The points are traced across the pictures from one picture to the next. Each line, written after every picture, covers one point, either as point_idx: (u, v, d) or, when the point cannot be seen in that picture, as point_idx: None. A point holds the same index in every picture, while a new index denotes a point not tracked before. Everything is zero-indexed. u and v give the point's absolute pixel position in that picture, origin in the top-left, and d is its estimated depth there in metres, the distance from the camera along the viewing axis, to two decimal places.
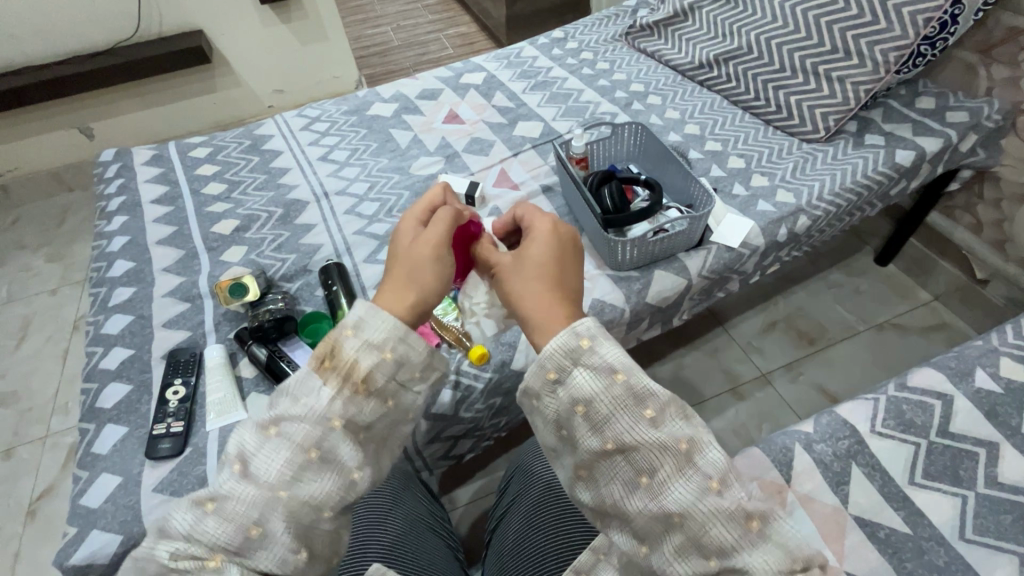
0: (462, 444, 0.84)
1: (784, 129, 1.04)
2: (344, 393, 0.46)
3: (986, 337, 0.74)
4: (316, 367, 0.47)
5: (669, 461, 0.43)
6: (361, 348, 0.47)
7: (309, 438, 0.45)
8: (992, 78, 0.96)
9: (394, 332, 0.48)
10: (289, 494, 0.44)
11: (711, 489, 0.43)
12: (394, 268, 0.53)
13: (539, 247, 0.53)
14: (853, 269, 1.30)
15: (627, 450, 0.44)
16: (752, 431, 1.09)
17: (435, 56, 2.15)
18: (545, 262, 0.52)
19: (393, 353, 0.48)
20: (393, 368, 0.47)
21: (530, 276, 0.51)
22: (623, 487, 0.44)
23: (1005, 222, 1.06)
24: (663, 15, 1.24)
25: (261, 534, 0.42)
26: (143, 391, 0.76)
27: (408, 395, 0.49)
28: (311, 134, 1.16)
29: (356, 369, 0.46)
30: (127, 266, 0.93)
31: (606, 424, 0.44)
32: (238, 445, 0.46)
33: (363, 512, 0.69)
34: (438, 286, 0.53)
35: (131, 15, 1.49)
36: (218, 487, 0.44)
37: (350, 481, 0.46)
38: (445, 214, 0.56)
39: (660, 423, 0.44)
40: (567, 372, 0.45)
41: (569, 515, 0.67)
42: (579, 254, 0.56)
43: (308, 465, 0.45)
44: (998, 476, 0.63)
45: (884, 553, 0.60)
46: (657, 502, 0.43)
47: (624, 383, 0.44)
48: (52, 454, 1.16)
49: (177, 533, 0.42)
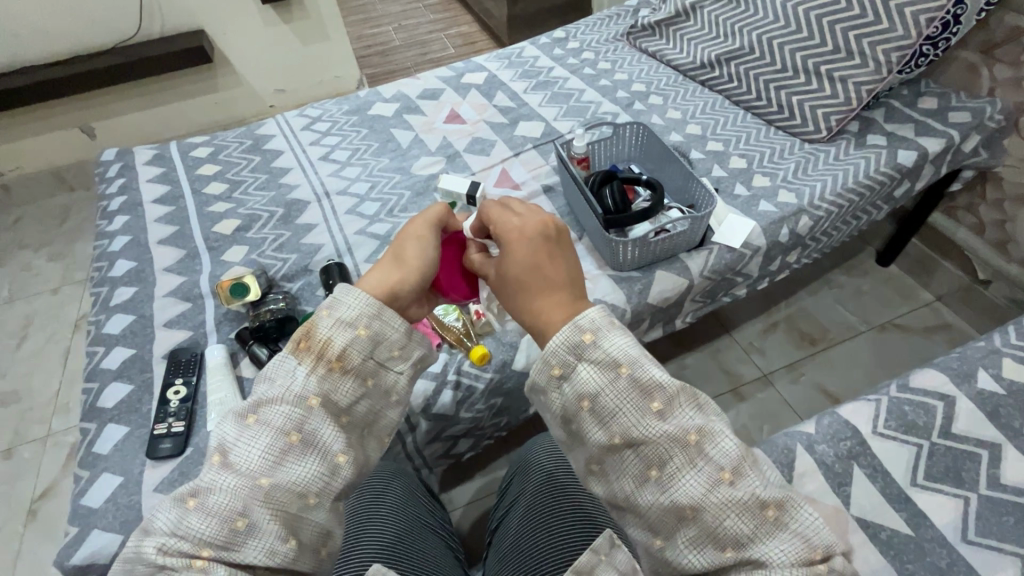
0: (462, 443, 0.84)
1: (786, 130, 1.04)
2: (318, 371, 0.47)
3: (988, 338, 0.73)
4: (293, 349, 0.48)
5: (678, 452, 0.43)
6: (334, 327, 0.48)
7: (288, 421, 0.45)
8: (995, 79, 0.96)
9: (367, 309, 0.49)
10: (270, 483, 0.44)
11: (722, 480, 0.43)
12: (385, 251, 0.56)
13: (517, 257, 0.51)
14: (856, 269, 1.30)
15: (635, 443, 0.44)
16: (753, 432, 1.09)
17: (436, 56, 2.15)
18: (523, 275, 0.50)
19: (368, 330, 0.49)
20: (368, 346, 0.49)
21: (517, 293, 0.51)
22: (635, 481, 0.45)
23: (1007, 222, 1.06)
24: (665, 14, 1.23)
25: (248, 524, 0.42)
26: (144, 391, 0.76)
27: (389, 373, 0.51)
28: (312, 134, 1.16)
29: (330, 347, 0.48)
30: (128, 265, 0.93)
31: (612, 418, 0.44)
32: (219, 438, 0.46)
33: (364, 510, 0.69)
34: (421, 262, 0.54)
35: (133, 15, 1.49)
36: (200, 482, 0.43)
37: (334, 464, 0.46)
38: (437, 209, 0.59)
39: (667, 415, 0.44)
40: (572, 367, 0.45)
41: (570, 516, 0.67)
42: (559, 238, 0.52)
43: (289, 449, 0.45)
44: (1001, 478, 0.63)
45: (886, 554, 0.60)
46: (669, 494, 0.43)
47: (629, 377, 0.44)
48: (53, 453, 1.17)
49: (161, 529, 0.42)
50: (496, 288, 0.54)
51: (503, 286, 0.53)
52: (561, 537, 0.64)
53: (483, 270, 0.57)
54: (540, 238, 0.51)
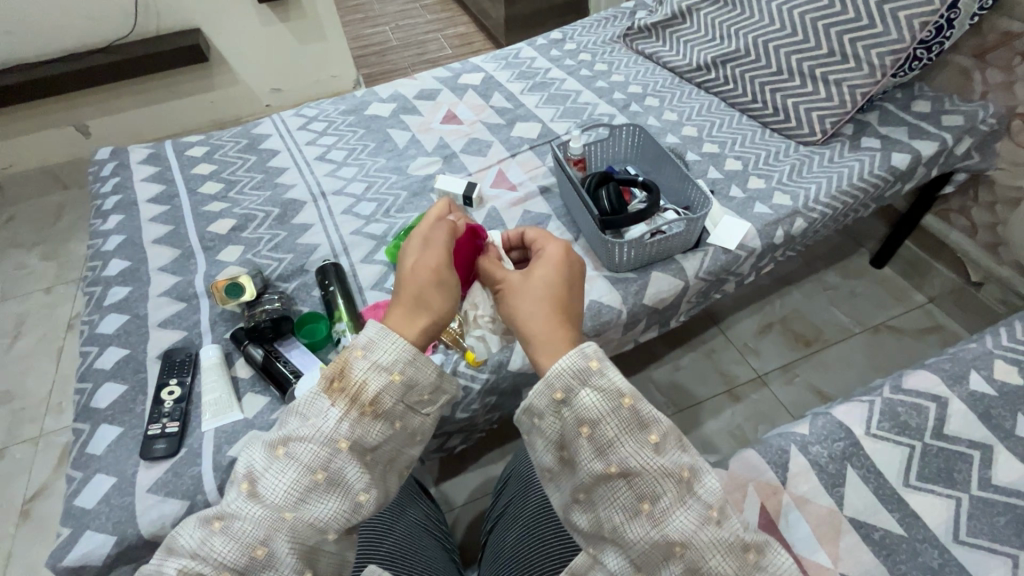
0: (453, 439, 0.84)
1: (780, 133, 1.04)
2: (351, 415, 0.46)
3: (981, 339, 0.74)
4: (325, 388, 0.47)
5: (672, 487, 0.44)
6: (369, 370, 0.47)
7: (315, 459, 0.45)
8: (987, 83, 0.97)
9: (403, 355, 0.48)
10: (294, 517, 0.44)
11: (711, 518, 0.44)
12: (400, 286, 0.53)
13: (548, 271, 0.54)
14: (850, 271, 1.30)
15: (629, 475, 0.44)
16: (748, 432, 1.09)
17: (434, 56, 2.15)
18: (550, 286, 0.52)
19: (402, 376, 0.47)
20: (401, 391, 0.47)
21: (531, 298, 0.52)
22: (625, 513, 0.45)
23: (999, 225, 1.06)
24: (661, 17, 1.24)
25: (267, 554, 0.42)
26: (138, 392, 0.75)
27: (416, 418, 0.49)
28: (309, 133, 1.16)
29: (364, 391, 0.46)
30: (122, 265, 0.92)
31: (609, 447, 0.44)
32: (248, 463, 0.46)
33: (364, 521, 0.67)
34: (445, 286, 0.53)
35: (127, 14, 1.48)
36: (225, 506, 0.44)
37: (356, 503, 0.46)
38: (445, 225, 0.58)
39: (663, 450, 0.45)
40: (574, 392, 0.45)
41: (554, 532, 0.65)
42: (585, 278, 0.56)
43: (314, 487, 0.44)
44: (991, 478, 0.63)
45: (879, 554, 0.60)
46: (659, 529, 0.44)
47: (630, 408, 0.44)
48: (45, 454, 1.16)
49: (184, 548, 0.43)
50: (507, 292, 0.55)
51: (520, 289, 0.53)
52: (548, 552, 0.63)
53: (496, 276, 0.58)
54: (575, 266, 0.56)
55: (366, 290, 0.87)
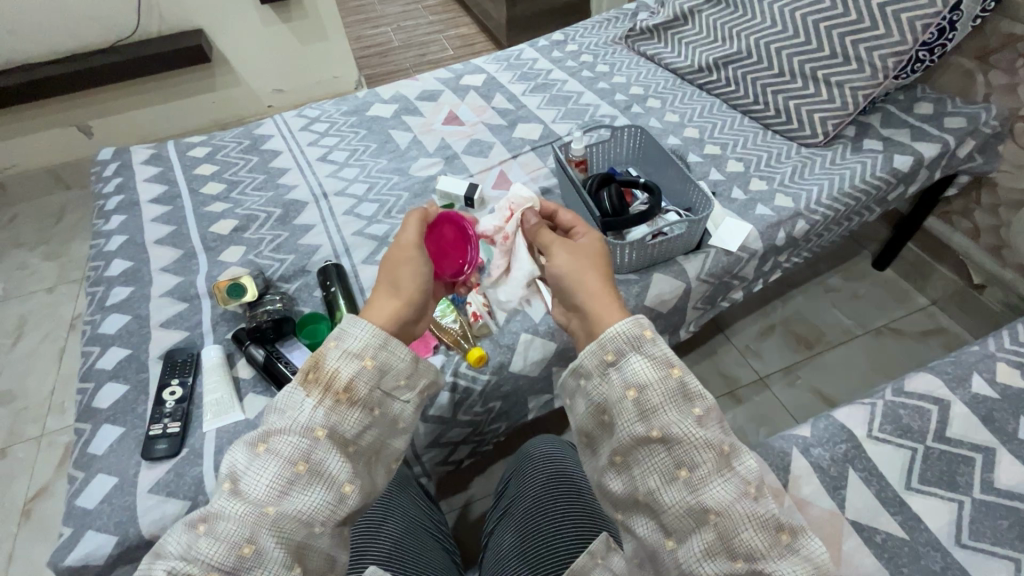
0: (461, 449, 0.84)
1: (782, 134, 1.05)
2: (325, 403, 0.47)
3: (983, 342, 0.74)
4: (301, 381, 0.48)
5: (712, 458, 0.44)
6: (342, 358, 0.48)
7: (296, 451, 0.45)
8: (990, 85, 0.97)
9: (373, 341, 0.50)
10: (276, 511, 0.43)
11: (748, 494, 0.44)
12: (377, 281, 0.57)
13: (593, 252, 0.59)
14: (852, 273, 1.30)
15: (670, 441, 0.44)
16: (749, 434, 1.09)
17: (435, 56, 2.15)
18: (599, 264, 0.57)
19: (374, 361, 0.49)
20: (375, 377, 0.49)
21: (585, 269, 0.56)
22: (662, 477, 0.45)
23: (1001, 227, 1.06)
24: (663, 18, 1.24)
25: (255, 551, 0.42)
26: (141, 392, 0.76)
27: (396, 404, 0.51)
28: (311, 134, 1.16)
29: (337, 379, 0.47)
30: (124, 265, 0.92)
31: (653, 413, 0.45)
32: (231, 465, 0.46)
33: (361, 517, 0.69)
34: (415, 284, 0.56)
35: (130, 14, 1.48)
36: (210, 507, 0.43)
37: (340, 494, 0.46)
38: (413, 216, 0.61)
39: (707, 422, 0.45)
40: (625, 356, 0.47)
41: (560, 523, 0.67)
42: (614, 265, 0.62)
43: (296, 479, 0.45)
44: (994, 481, 0.63)
45: (880, 558, 0.60)
46: (695, 494, 0.44)
47: (679, 379, 0.46)
48: (47, 454, 1.16)
49: (171, 553, 0.42)
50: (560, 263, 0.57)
51: (576, 261, 0.57)
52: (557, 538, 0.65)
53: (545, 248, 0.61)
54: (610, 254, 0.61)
55: (367, 291, 0.87)
